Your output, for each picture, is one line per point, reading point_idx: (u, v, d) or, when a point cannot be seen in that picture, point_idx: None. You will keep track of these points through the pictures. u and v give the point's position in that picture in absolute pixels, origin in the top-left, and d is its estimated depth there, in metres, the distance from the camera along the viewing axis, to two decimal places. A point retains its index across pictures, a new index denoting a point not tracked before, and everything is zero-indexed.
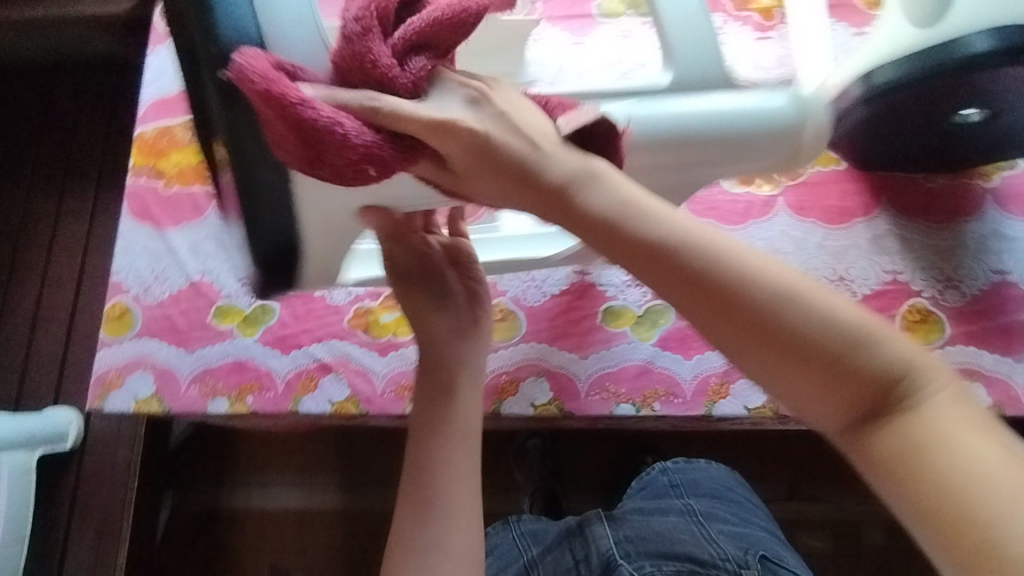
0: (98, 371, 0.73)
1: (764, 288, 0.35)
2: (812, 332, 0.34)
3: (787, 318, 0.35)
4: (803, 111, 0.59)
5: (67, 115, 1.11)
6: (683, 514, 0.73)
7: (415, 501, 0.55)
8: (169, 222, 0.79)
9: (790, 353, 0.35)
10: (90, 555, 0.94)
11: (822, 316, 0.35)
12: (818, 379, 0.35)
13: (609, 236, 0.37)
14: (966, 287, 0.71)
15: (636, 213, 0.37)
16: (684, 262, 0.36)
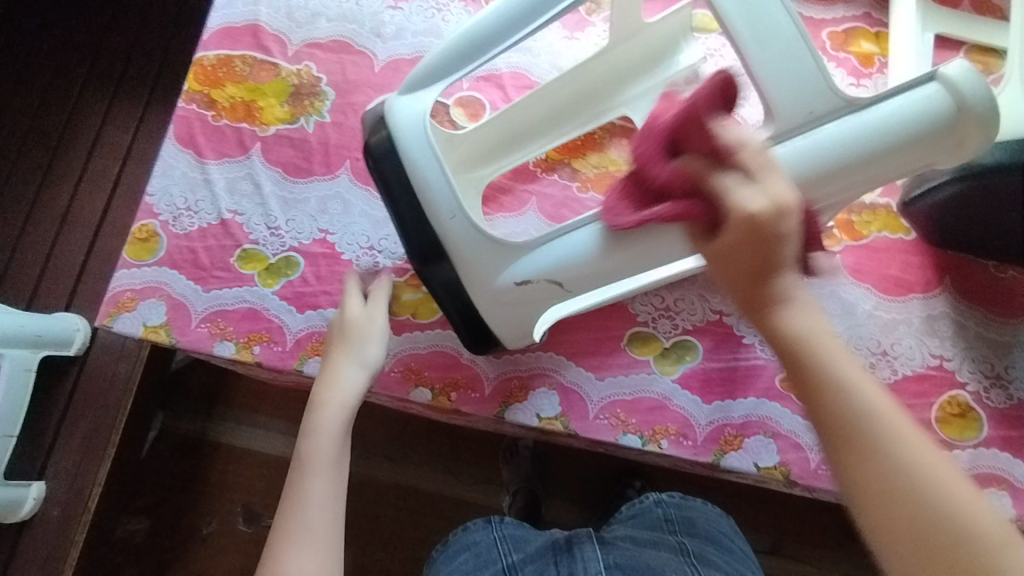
0: (113, 290, 0.72)
1: (907, 465, 0.37)
2: (928, 511, 0.36)
3: (923, 497, 0.36)
4: (947, 92, 0.49)
5: (131, 23, 1.09)
6: (676, 552, 0.69)
7: (299, 540, 0.54)
8: (211, 154, 0.77)
9: (910, 529, 0.36)
10: (74, 462, 0.95)
11: (947, 503, 0.36)
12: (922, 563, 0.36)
13: (793, 357, 0.40)
14: (1015, 389, 0.67)
15: (828, 354, 0.40)
16: (843, 415, 0.38)
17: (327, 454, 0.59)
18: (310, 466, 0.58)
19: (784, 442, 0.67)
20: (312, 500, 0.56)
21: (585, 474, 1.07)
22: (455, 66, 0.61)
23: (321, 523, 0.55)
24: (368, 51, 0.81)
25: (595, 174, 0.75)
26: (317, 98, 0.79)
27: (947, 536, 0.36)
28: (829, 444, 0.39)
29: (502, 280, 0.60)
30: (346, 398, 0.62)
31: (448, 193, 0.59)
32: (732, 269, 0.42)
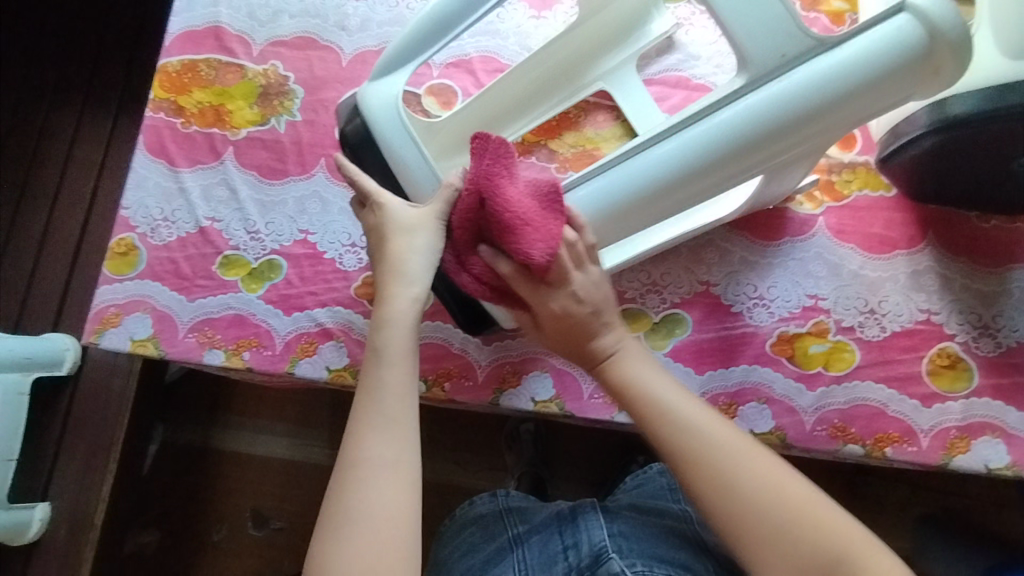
0: (97, 307, 0.72)
1: (721, 455, 0.53)
2: (751, 506, 0.52)
3: (737, 481, 0.52)
4: (919, 22, 0.49)
5: (93, 34, 1.07)
6: (679, 520, 0.69)
7: (366, 474, 0.50)
8: (184, 162, 0.76)
9: (746, 519, 0.51)
10: (76, 481, 0.95)
11: (767, 488, 0.52)
12: (767, 543, 0.51)
13: (632, 404, 0.57)
14: (1003, 337, 0.67)
15: (651, 386, 0.57)
16: (667, 433, 0.55)
17: (402, 344, 0.55)
18: (386, 353, 0.54)
19: (778, 406, 0.67)
20: (382, 395, 0.53)
21: (588, 453, 1.08)
22: (426, 45, 0.61)
23: (398, 414, 0.52)
24: (334, 45, 0.80)
25: (572, 154, 0.73)
26: (286, 97, 0.78)
27: (760, 515, 0.51)
28: (678, 470, 0.54)
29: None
30: (415, 289, 0.56)
31: (427, 170, 0.60)
32: (559, 339, 0.60)
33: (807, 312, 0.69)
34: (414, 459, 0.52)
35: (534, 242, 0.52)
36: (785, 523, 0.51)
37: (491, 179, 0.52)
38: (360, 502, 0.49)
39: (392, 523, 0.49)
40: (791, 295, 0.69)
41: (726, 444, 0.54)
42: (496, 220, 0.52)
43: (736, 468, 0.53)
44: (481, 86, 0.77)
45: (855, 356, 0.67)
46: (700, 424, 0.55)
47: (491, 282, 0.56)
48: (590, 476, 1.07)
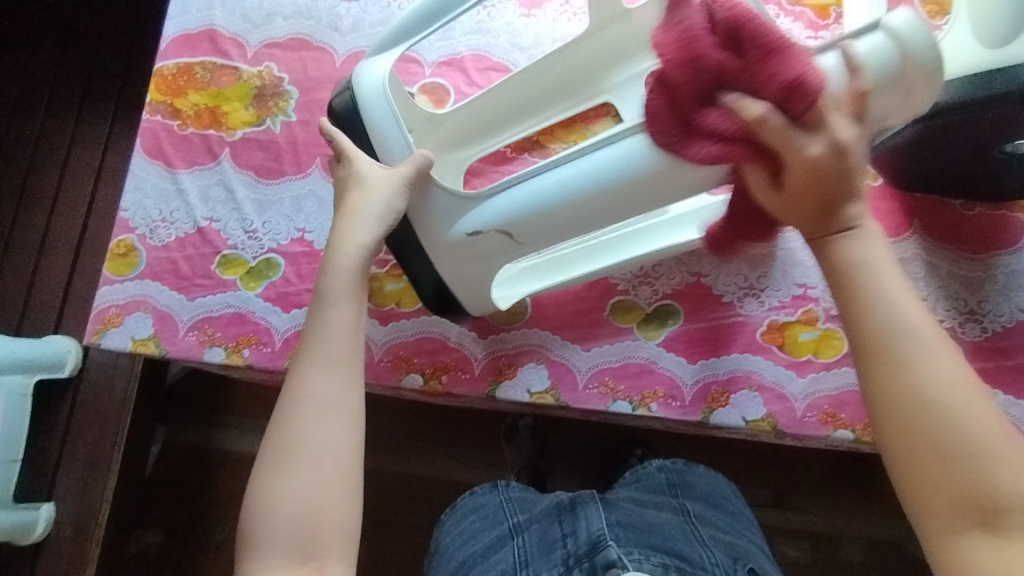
0: (98, 308, 0.73)
1: (926, 385, 0.43)
2: (950, 430, 0.42)
3: (936, 415, 0.42)
4: (893, 41, 0.49)
5: (90, 40, 1.08)
6: (676, 512, 0.71)
7: (309, 406, 0.51)
8: (181, 163, 0.77)
9: (930, 447, 0.42)
10: (80, 482, 0.95)
11: (967, 423, 0.42)
12: (948, 479, 0.42)
13: (839, 284, 0.47)
14: (989, 322, 0.68)
15: (883, 282, 0.46)
16: (876, 329, 0.45)
17: (347, 286, 0.55)
18: (331, 295, 0.55)
19: (768, 394, 0.68)
20: (327, 334, 0.54)
21: (587, 447, 1.09)
22: (420, 31, 0.61)
23: (343, 352, 0.53)
24: (328, 46, 0.81)
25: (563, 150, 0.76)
26: (281, 98, 0.79)
27: (958, 449, 0.42)
28: (870, 367, 0.45)
29: (455, 232, 0.62)
30: (361, 237, 0.57)
31: (404, 146, 0.61)
32: (802, 206, 0.47)
33: (796, 301, 0.70)
34: (356, 394, 0.53)
35: (797, 58, 0.46)
36: (967, 467, 0.42)
37: (742, 13, 0.46)
38: (305, 436, 0.50)
39: (332, 456, 0.50)
40: (781, 284, 0.71)
41: (940, 372, 0.43)
42: (745, 55, 0.47)
43: (938, 398, 0.43)
44: (473, 84, 0.78)
45: (844, 343, 0.69)
46: (922, 336, 0.44)
47: (734, 132, 0.48)
48: (589, 470, 1.08)
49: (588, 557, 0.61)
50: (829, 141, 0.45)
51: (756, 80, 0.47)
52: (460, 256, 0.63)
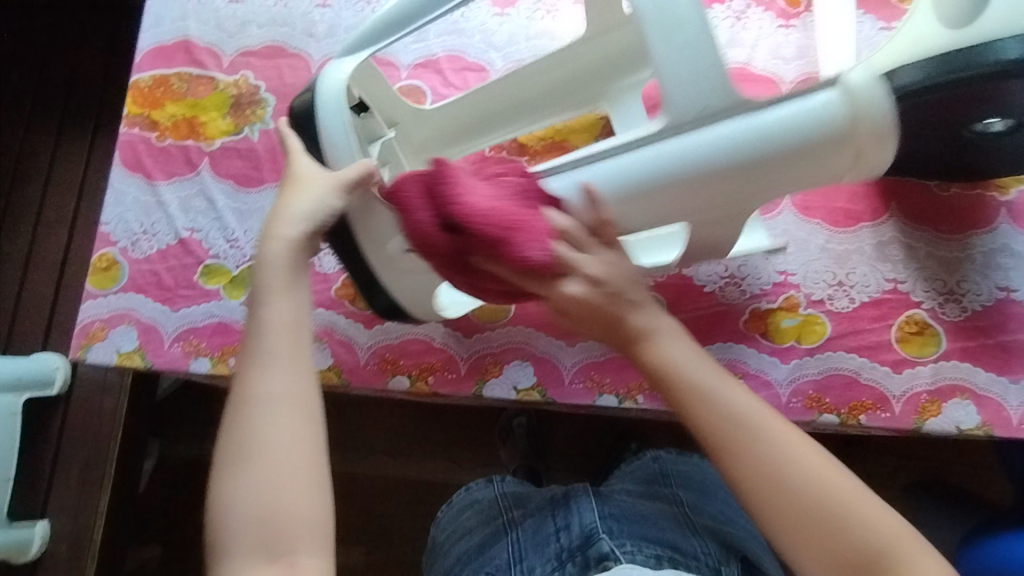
0: (83, 322, 0.73)
1: (770, 452, 0.48)
2: (808, 500, 0.47)
3: (791, 487, 0.47)
4: (846, 99, 0.53)
5: (67, 55, 1.08)
6: (671, 503, 0.71)
7: (259, 405, 0.48)
8: (160, 175, 0.77)
9: (801, 519, 0.46)
10: (73, 500, 0.95)
11: (825, 490, 0.47)
12: (823, 546, 0.46)
13: (676, 393, 0.52)
14: (969, 301, 0.69)
15: (708, 382, 0.51)
16: (719, 422, 0.50)
17: (282, 277, 0.52)
18: (266, 290, 0.51)
19: (753, 381, 0.68)
20: (268, 329, 0.50)
21: (581, 442, 1.09)
22: (390, 32, 0.61)
23: (285, 344, 0.50)
24: (304, 52, 0.81)
25: (541, 146, 0.77)
26: (258, 106, 0.79)
27: (819, 514, 0.46)
28: (726, 463, 0.49)
29: (395, 245, 0.63)
30: (291, 231, 0.54)
31: (352, 155, 0.60)
32: (591, 329, 0.54)
33: (777, 288, 0.71)
34: (308, 385, 0.49)
35: (531, 242, 0.50)
36: (837, 531, 0.46)
37: (441, 169, 0.52)
38: (260, 434, 0.47)
39: (288, 450, 0.47)
40: (761, 272, 0.71)
41: (767, 436, 0.49)
42: (477, 234, 0.50)
43: (769, 458, 0.48)
44: (450, 84, 0.79)
45: (826, 328, 0.69)
46: (756, 426, 0.49)
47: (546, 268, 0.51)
48: (584, 465, 1.08)
49: (581, 550, 0.62)
50: (590, 280, 0.52)
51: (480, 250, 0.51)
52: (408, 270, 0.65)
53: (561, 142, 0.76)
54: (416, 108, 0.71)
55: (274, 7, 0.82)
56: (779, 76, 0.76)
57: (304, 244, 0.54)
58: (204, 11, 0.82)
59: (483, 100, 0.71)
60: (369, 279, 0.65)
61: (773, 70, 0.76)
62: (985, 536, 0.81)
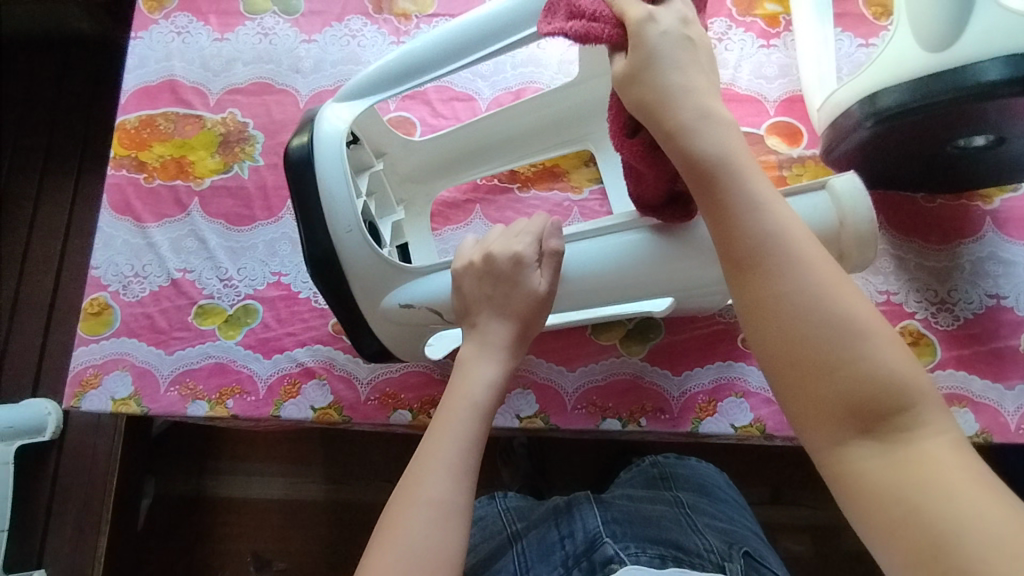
0: (75, 370, 0.72)
1: (834, 319, 0.39)
2: (806, 305, 0.39)
3: (789, 270, 0.40)
4: (833, 203, 0.52)
5: (49, 97, 1.07)
6: (671, 504, 0.70)
7: (442, 459, 0.48)
8: (150, 217, 0.77)
9: (796, 331, 0.39)
10: (69, 548, 0.93)
11: (841, 307, 0.39)
12: (824, 381, 0.38)
13: (691, 169, 0.45)
14: (960, 310, 0.70)
15: (795, 253, 0.41)
16: (717, 181, 0.43)
17: (502, 338, 0.55)
18: (472, 351, 0.55)
19: (755, 399, 0.68)
20: (456, 440, 0.49)
21: (582, 460, 1.09)
22: (392, 84, 0.61)
23: (466, 465, 0.48)
24: (291, 88, 0.81)
25: (531, 172, 0.77)
26: (247, 144, 0.79)
27: (824, 327, 0.39)
28: (720, 239, 0.43)
29: (388, 301, 0.62)
30: (537, 287, 0.54)
31: (349, 205, 0.59)
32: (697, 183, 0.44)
33: None
34: (469, 504, 0.47)
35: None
36: (842, 347, 0.39)
37: None
38: (433, 484, 0.47)
39: (440, 565, 0.44)
40: None
41: (840, 313, 0.39)
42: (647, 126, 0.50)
43: (780, 246, 0.41)
44: (438, 115, 0.79)
45: None
46: (766, 211, 0.42)
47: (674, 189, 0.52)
48: (588, 483, 1.08)
49: (586, 555, 0.62)
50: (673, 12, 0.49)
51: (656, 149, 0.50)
52: (400, 324, 0.63)
53: (552, 168, 0.76)
54: (404, 140, 0.72)
55: (259, 44, 0.82)
56: (763, 95, 0.77)
57: (507, 378, 0.54)
58: (189, 51, 0.82)
59: (473, 135, 0.72)
60: (358, 326, 0.64)
61: (758, 89, 0.78)
62: None
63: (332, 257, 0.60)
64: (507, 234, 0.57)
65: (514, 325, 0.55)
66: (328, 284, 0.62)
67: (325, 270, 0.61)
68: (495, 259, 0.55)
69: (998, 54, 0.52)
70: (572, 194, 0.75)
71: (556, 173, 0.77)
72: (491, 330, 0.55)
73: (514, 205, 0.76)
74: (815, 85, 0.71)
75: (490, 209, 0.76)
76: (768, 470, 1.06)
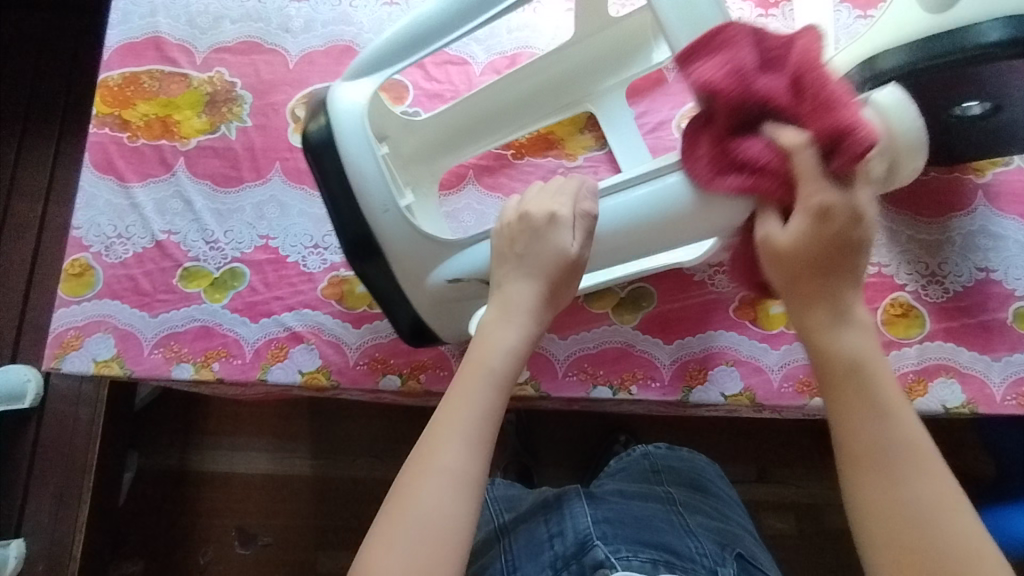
0: (56, 331, 0.70)
1: (876, 391, 0.45)
2: (846, 345, 0.47)
3: (839, 309, 0.48)
4: (878, 115, 0.50)
5: (28, 57, 1.03)
6: (663, 502, 0.68)
7: (458, 427, 0.47)
8: (134, 176, 0.75)
9: (843, 364, 0.46)
10: (48, 518, 0.91)
11: (872, 368, 0.46)
12: (864, 422, 0.45)
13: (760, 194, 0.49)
14: (950, 283, 0.70)
15: (848, 326, 0.48)
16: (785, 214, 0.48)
17: (525, 300, 0.52)
18: (493, 316, 0.53)
19: (745, 367, 0.69)
20: (472, 409, 0.48)
21: (571, 438, 1.08)
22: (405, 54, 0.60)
23: (485, 429, 0.48)
24: (280, 48, 0.79)
25: (525, 139, 0.76)
26: (235, 104, 0.77)
27: (867, 383, 0.46)
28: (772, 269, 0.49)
29: (433, 279, 0.60)
30: (564, 240, 0.52)
31: (383, 185, 0.58)
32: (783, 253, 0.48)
33: None
34: (482, 475, 0.47)
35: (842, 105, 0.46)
36: (876, 406, 0.45)
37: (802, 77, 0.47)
38: (449, 456, 0.46)
39: (451, 533, 0.44)
40: None
41: (883, 389, 0.46)
42: (819, 96, 0.46)
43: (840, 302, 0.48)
44: (432, 79, 0.78)
45: None
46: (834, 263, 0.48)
47: (772, 163, 0.47)
48: (575, 459, 1.08)
49: (576, 558, 0.61)
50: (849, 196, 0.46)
51: (804, 116, 0.47)
52: (441, 301, 0.62)
53: (547, 136, 0.76)
54: (405, 120, 0.69)
55: (247, 3, 0.80)
56: None
57: (530, 345, 0.52)
58: (175, 8, 0.80)
59: (475, 106, 0.70)
60: (393, 299, 0.63)
61: None
62: None
63: (368, 236, 0.59)
64: (544, 193, 0.56)
65: (541, 284, 0.53)
66: (368, 264, 0.61)
67: (363, 250, 0.60)
68: (530, 216, 0.54)
69: (997, 16, 0.52)
70: (566, 161, 0.75)
71: (551, 141, 0.76)
72: (516, 293, 0.53)
73: (508, 171, 0.75)
74: None
75: (484, 175, 0.75)
76: (756, 449, 1.07)
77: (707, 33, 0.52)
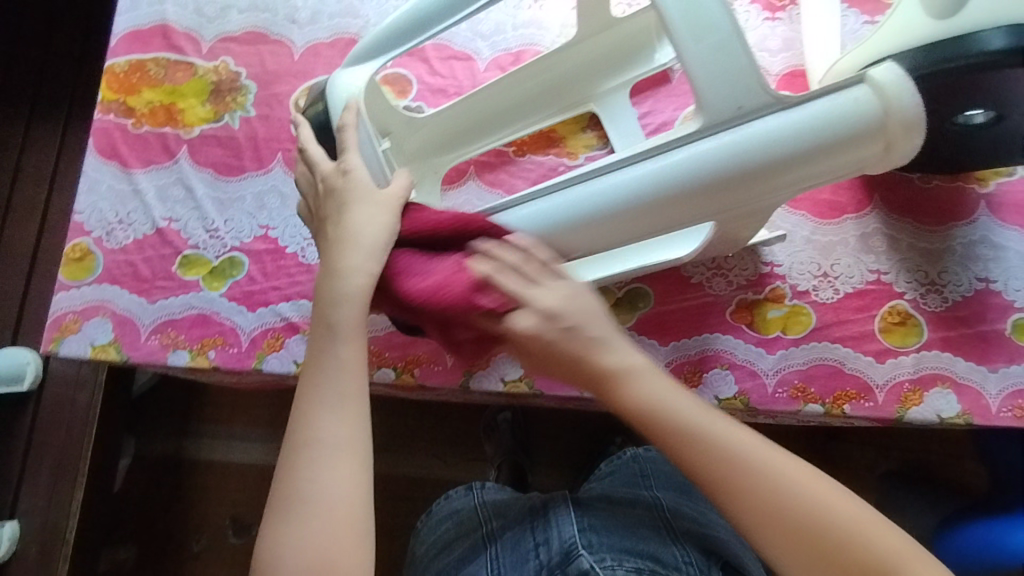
0: (55, 314, 0.70)
1: (709, 446, 0.47)
2: (667, 418, 0.49)
3: (649, 407, 0.49)
4: (875, 93, 0.48)
5: (37, 42, 1.04)
6: (650, 509, 0.68)
7: (324, 398, 0.50)
8: (136, 163, 0.75)
9: (681, 434, 0.48)
10: (43, 500, 0.92)
11: (697, 427, 0.48)
12: (717, 480, 0.47)
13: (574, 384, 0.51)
14: (949, 293, 0.70)
15: (660, 402, 0.49)
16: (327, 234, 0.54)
17: (372, 226, 0.55)
18: (338, 261, 0.54)
19: (740, 371, 0.68)
20: (336, 370, 0.50)
21: (567, 438, 1.08)
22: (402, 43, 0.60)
23: (346, 388, 0.50)
24: (286, 39, 0.79)
25: (527, 137, 0.75)
26: (239, 93, 0.77)
27: (701, 447, 0.47)
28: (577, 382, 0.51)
29: None
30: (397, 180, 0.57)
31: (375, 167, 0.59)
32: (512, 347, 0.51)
33: (763, 278, 0.71)
34: (357, 430, 0.49)
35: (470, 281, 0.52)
36: (712, 453, 0.47)
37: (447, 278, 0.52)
38: (320, 424, 0.48)
39: (335, 500, 0.46)
40: (748, 264, 0.71)
41: (713, 435, 0.48)
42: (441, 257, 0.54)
43: (644, 398, 0.49)
44: (436, 74, 0.78)
45: (811, 319, 0.70)
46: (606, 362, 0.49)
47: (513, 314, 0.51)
48: (570, 460, 1.08)
49: (561, 567, 0.59)
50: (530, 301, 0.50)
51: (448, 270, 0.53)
52: None
53: (548, 134, 0.75)
54: (409, 118, 0.68)
55: None
56: (766, 68, 0.76)
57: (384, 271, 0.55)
58: None
59: (479, 105, 0.70)
60: None
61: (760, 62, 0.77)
62: (962, 524, 0.83)
63: None
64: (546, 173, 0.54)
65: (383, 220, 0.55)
66: None
67: None
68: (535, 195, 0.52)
69: (1002, 24, 0.52)
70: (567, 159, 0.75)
71: (553, 139, 0.75)
72: (346, 225, 0.55)
73: (509, 168, 0.75)
74: (820, 63, 0.70)
75: (485, 171, 0.75)
76: None
77: (704, 21, 0.49)
